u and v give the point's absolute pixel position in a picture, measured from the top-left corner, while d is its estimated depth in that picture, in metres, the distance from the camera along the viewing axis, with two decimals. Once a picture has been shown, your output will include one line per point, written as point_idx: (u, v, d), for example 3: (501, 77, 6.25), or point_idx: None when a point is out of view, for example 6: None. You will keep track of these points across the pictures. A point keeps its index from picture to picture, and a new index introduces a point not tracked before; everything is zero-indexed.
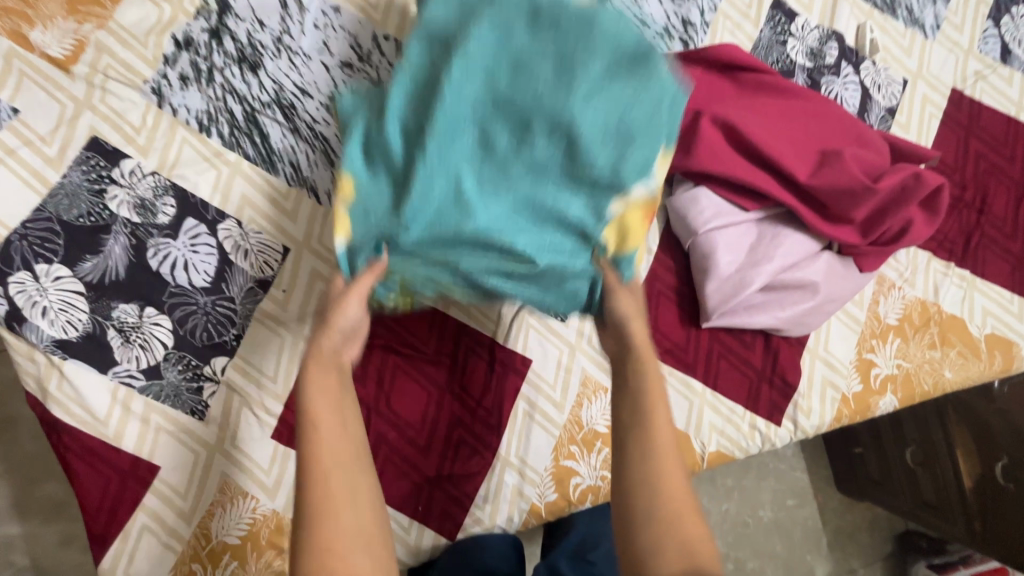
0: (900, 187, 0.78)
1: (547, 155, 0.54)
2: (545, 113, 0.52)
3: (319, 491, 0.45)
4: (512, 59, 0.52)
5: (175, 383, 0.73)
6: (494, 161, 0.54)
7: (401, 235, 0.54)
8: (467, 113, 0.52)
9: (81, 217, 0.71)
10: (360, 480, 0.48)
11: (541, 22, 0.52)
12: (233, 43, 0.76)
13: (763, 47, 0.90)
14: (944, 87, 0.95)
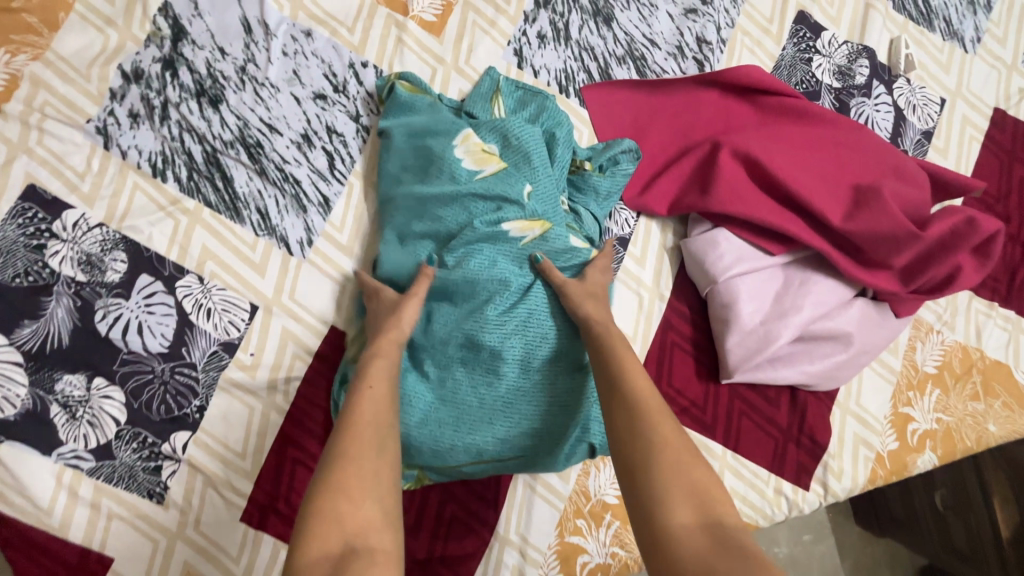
0: (948, 233, 0.70)
1: (522, 358, 0.62)
2: (510, 328, 0.61)
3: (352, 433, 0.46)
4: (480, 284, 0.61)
5: (130, 463, 0.64)
6: (479, 362, 0.61)
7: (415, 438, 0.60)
8: (450, 340, 0.61)
9: (16, 277, 0.62)
10: (390, 448, 0.47)
11: (494, 253, 0.63)
12: (190, 74, 0.67)
13: (786, 66, 0.81)
14: (984, 107, 0.87)
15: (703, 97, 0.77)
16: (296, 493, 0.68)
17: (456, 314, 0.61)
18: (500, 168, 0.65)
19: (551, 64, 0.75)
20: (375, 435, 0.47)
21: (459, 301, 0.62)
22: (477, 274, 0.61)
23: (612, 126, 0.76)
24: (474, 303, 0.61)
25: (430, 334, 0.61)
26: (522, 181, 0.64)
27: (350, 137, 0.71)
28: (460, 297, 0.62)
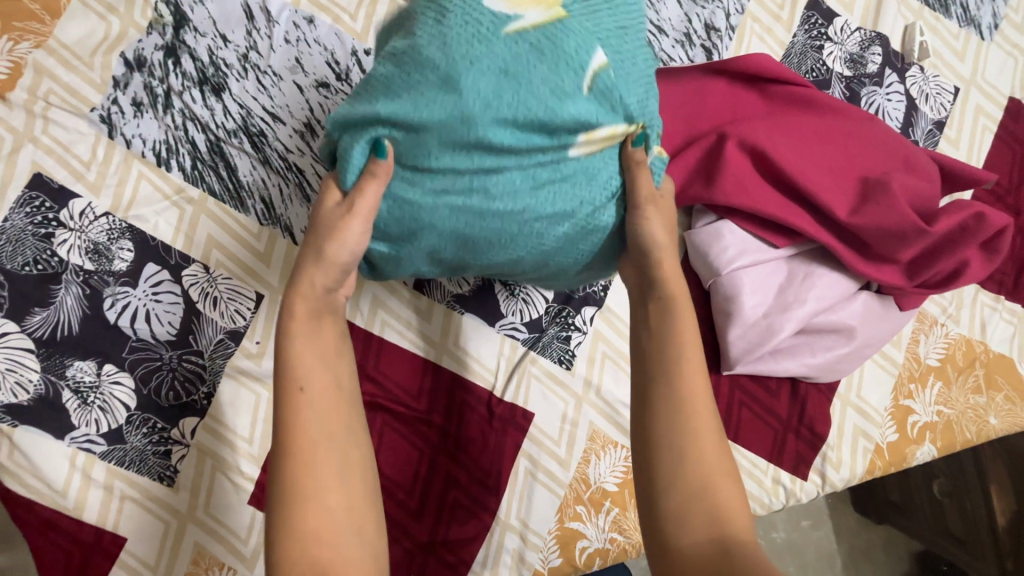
0: (957, 228, 0.69)
1: (525, 248, 0.50)
2: (511, 225, 0.48)
3: (304, 461, 0.42)
4: (479, 172, 0.47)
5: (140, 448, 0.66)
6: (469, 247, 0.50)
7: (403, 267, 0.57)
8: (433, 222, 0.48)
9: (26, 266, 0.63)
10: (347, 458, 0.44)
11: (508, 133, 0.45)
12: (192, 62, 0.67)
13: (797, 54, 0.79)
14: (999, 95, 0.85)
15: (711, 85, 0.75)
16: None
17: (444, 194, 0.47)
18: (550, 13, 0.46)
19: None
20: (326, 453, 0.43)
21: (447, 182, 0.47)
22: (475, 156, 0.46)
23: None
24: (470, 189, 0.47)
25: (411, 209, 0.49)
26: (581, 55, 0.46)
27: None
28: (449, 176, 0.47)
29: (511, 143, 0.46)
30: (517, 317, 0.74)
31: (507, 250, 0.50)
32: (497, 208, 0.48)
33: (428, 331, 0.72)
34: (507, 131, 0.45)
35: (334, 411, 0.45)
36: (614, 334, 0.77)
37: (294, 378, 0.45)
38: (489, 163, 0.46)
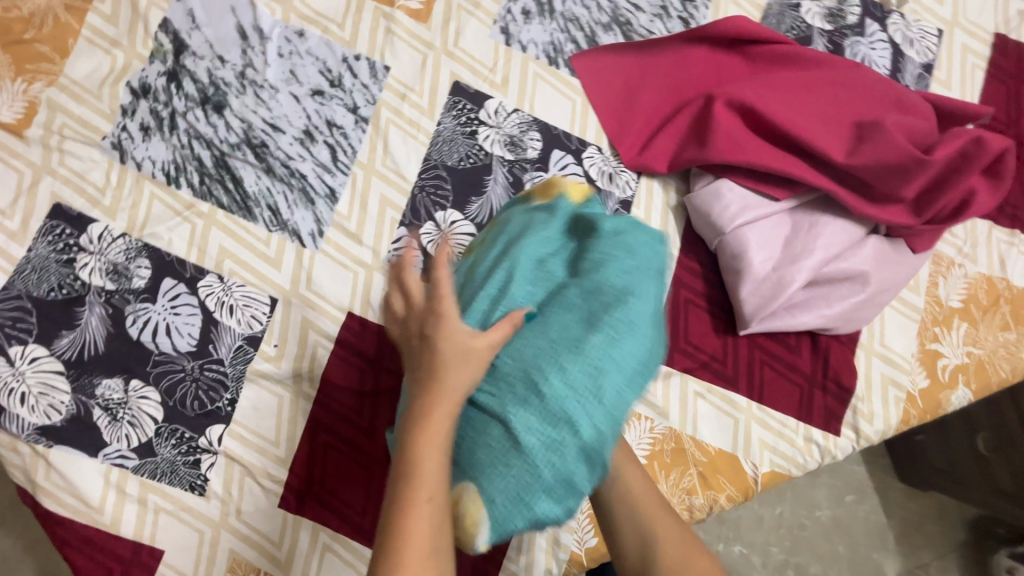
0: (957, 157, 0.68)
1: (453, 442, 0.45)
2: (498, 439, 0.43)
3: (409, 505, 0.36)
4: (574, 382, 0.43)
5: (171, 459, 0.67)
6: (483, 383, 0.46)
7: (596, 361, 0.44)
8: (547, 328, 0.46)
9: (51, 291, 0.65)
10: (445, 542, 0.37)
11: (597, 412, 0.43)
12: (193, 83, 0.70)
13: (774, 15, 0.80)
14: (984, 33, 0.85)
15: (692, 53, 0.77)
16: (329, 476, 0.69)
17: (552, 348, 0.44)
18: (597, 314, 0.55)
19: (538, 38, 0.76)
20: (432, 519, 0.37)
21: (562, 342, 0.44)
22: (587, 365, 0.44)
23: (605, 91, 0.77)
24: (561, 384, 0.43)
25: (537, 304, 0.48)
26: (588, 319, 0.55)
27: (350, 128, 0.72)
28: (577, 343, 0.44)
29: (547, 428, 0.42)
30: None
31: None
32: (498, 425, 0.43)
33: None
34: (587, 406, 0.43)
35: (447, 479, 0.38)
36: None
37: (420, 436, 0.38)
38: (595, 377, 0.44)
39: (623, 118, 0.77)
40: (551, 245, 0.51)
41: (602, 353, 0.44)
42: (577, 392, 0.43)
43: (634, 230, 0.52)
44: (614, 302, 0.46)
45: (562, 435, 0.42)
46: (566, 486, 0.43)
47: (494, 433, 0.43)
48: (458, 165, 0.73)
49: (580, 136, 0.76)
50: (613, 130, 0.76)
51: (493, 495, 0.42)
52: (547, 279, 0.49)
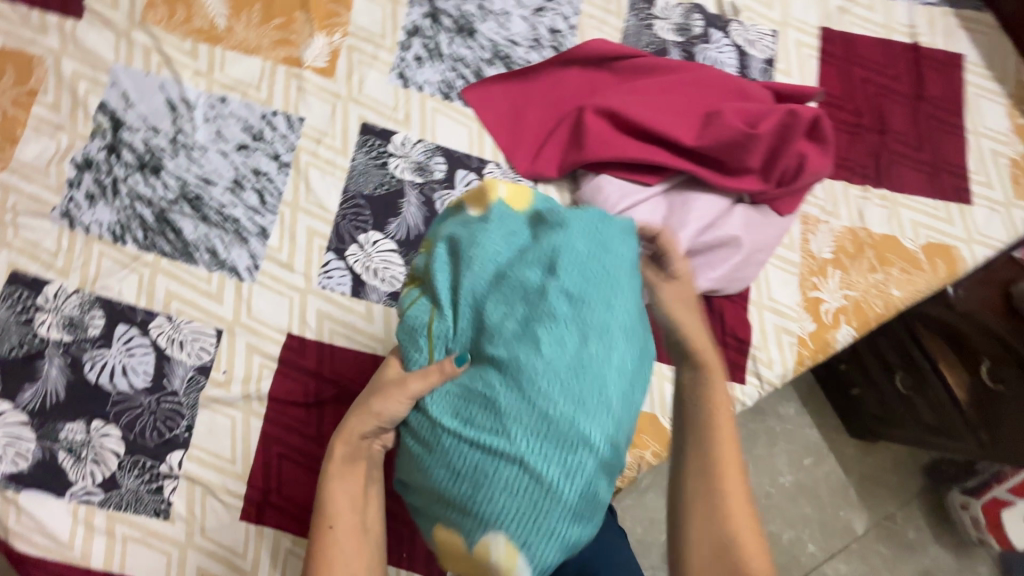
0: (785, 128, 0.81)
1: (481, 482, 0.49)
2: (525, 472, 0.48)
3: (329, 516, 0.57)
4: (585, 402, 0.49)
5: (135, 489, 0.72)
6: (495, 420, 0.50)
7: (579, 368, 0.49)
8: (547, 353, 0.49)
9: (12, 349, 0.73)
10: (366, 535, 0.59)
11: (608, 423, 0.50)
12: (131, 153, 0.80)
13: (632, 35, 0.95)
14: (813, 28, 0.99)
15: (564, 74, 0.90)
16: (286, 485, 0.75)
17: (557, 378, 0.49)
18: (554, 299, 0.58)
19: (431, 78, 0.88)
20: (349, 523, 0.58)
21: (558, 368, 0.49)
22: (590, 385, 0.49)
23: (494, 114, 0.88)
24: (572, 409, 0.49)
25: (530, 334, 0.50)
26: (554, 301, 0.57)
27: (275, 174, 0.83)
28: (577, 364, 0.49)
29: (569, 452, 0.49)
30: None
31: (458, 456, 0.50)
32: (518, 460, 0.48)
33: (370, 330, 0.80)
34: (602, 420, 0.49)
35: (357, 491, 0.59)
36: None
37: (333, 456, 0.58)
38: (602, 395, 0.50)
39: (513, 135, 0.88)
40: (527, 265, 0.53)
41: (605, 369, 0.50)
42: (564, 401, 0.49)
43: (598, 218, 0.57)
44: (601, 306, 0.51)
45: (587, 453, 0.49)
46: (596, 490, 0.50)
47: (515, 467, 0.48)
48: (374, 192, 0.84)
49: (479, 155, 0.87)
50: (506, 146, 0.88)
51: (536, 524, 0.49)
52: (534, 299, 0.52)
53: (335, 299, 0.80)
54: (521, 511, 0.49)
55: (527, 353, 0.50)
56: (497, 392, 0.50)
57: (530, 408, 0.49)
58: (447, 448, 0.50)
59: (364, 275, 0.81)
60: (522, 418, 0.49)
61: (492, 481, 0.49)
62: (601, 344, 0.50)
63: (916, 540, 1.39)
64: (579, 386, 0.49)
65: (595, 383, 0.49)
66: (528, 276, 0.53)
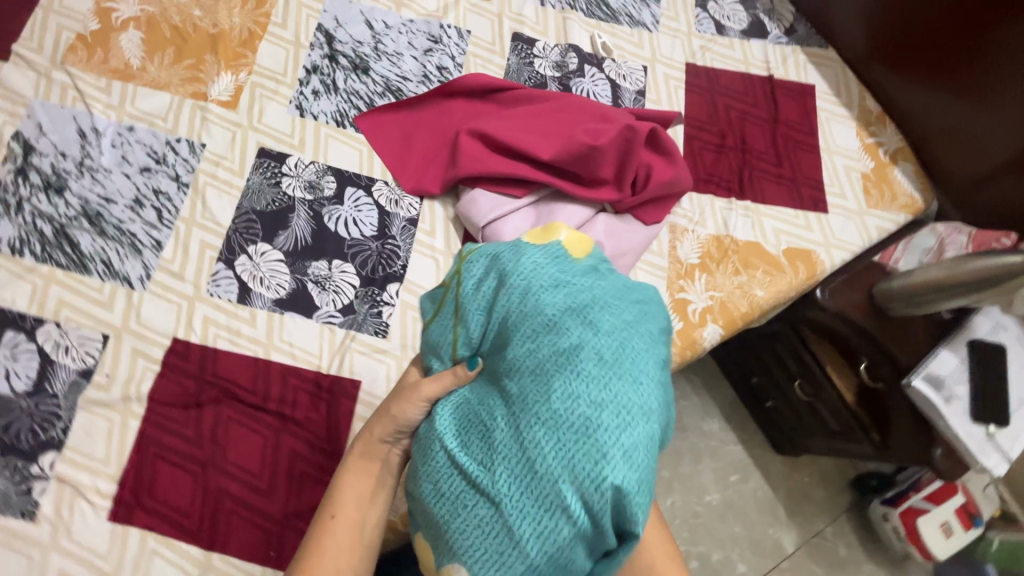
0: (627, 142, 0.90)
1: (459, 512, 0.53)
2: (498, 515, 0.52)
3: (333, 509, 0.65)
4: (574, 466, 0.50)
5: (3, 490, 0.74)
6: (488, 455, 0.53)
7: (577, 434, 0.51)
8: (555, 404, 0.51)
9: None
10: (365, 538, 0.66)
11: (596, 489, 0.50)
12: (38, 175, 0.87)
13: (514, 71, 1.06)
14: (679, 63, 1.11)
15: (447, 104, 1.00)
16: (157, 485, 0.77)
17: (555, 431, 0.51)
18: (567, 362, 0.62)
19: (326, 109, 0.98)
20: (351, 521, 0.65)
21: (563, 422, 0.51)
22: (585, 452, 0.50)
23: (382, 138, 0.97)
24: (561, 472, 0.50)
25: (545, 381, 0.52)
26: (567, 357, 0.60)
27: (174, 193, 0.90)
28: (583, 430, 0.51)
29: (545, 514, 0.51)
30: (331, 306, 0.87)
31: (445, 478, 0.54)
32: (495, 502, 0.52)
33: (254, 333, 0.84)
34: (591, 496, 0.50)
35: (365, 492, 0.67)
36: None
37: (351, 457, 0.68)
38: (596, 464, 0.50)
39: (399, 156, 0.97)
40: (566, 322, 0.54)
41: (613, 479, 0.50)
42: (556, 457, 0.51)
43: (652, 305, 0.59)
44: (623, 383, 0.52)
45: (563, 520, 0.50)
46: (567, 558, 0.52)
47: (489, 508, 0.52)
48: (266, 208, 0.91)
49: (368, 174, 0.95)
50: (392, 166, 0.96)
51: (495, 565, 0.52)
52: (561, 354, 0.53)
53: (221, 306, 0.85)
54: (483, 543, 0.52)
55: (538, 394, 0.52)
56: (496, 423, 0.54)
57: (522, 451, 0.51)
58: (439, 469, 0.55)
59: (251, 283, 0.87)
60: (515, 461, 0.51)
61: (474, 500, 0.53)
62: (610, 419, 0.51)
63: (848, 558, 1.37)
64: (579, 450, 0.50)
65: (597, 454, 0.50)
66: (567, 317, 0.55)
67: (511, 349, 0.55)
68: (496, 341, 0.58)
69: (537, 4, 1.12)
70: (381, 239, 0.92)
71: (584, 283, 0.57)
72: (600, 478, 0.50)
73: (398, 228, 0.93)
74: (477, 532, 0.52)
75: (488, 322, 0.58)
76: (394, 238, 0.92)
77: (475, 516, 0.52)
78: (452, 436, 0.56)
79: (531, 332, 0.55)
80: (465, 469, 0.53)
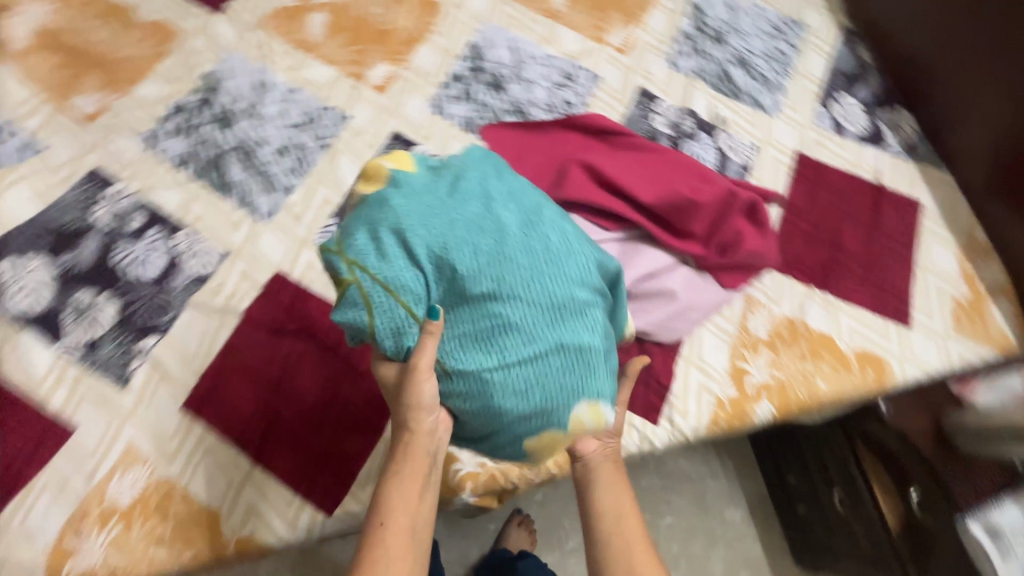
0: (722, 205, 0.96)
1: (545, 382, 0.66)
2: (560, 353, 0.66)
3: (386, 514, 0.63)
4: (573, 285, 0.68)
5: (108, 356, 0.85)
6: (520, 331, 0.65)
7: (559, 261, 0.68)
8: (535, 267, 0.66)
9: (68, 224, 0.91)
10: (415, 544, 0.63)
11: (586, 280, 0.69)
12: (215, 109, 1.03)
13: (632, 120, 1.14)
14: (789, 149, 1.15)
15: (561, 133, 1.09)
16: (227, 392, 0.85)
17: (543, 280, 0.66)
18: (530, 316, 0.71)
19: (458, 113, 1.09)
20: (402, 526, 0.63)
21: (546, 272, 0.66)
22: (569, 276, 0.68)
23: (497, 149, 1.06)
24: (567, 294, 0.67)
25: (507, 258, 0.65)
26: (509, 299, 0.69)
27: (314, 150, 1.02)
28: (555, 265, 0.67)
29: (586, 326, 0.68)
30: None
31: (510, 376, 0.65)
32: (556, 345, 0.66)
33: None
34: (590, 285, 0.70)
35: (415, 497, 0.65)
36: None
37: (398, 461, 0.66)
38: (575, 262, 0.69)
39: None
40: (427, 218, 0.65)
41: (583, 261, 0.70)
42: (558, 287, 0.67)
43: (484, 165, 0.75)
44: (540, 228, 0.69)
45: (592, 308, 0.69)
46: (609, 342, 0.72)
47: (557, 353, 0.66)
48: None
49: None
50: None
51: (594, 380, 0.68)
52: (470, 238, 0.65)
53: None
54: (577, 373, 0.67)
55: (507, 269, 0.65)
56: (505, 315, 0.65)
57: (535, 301, 0.66)
58: (502, 377, 0.65)
59: None
60: (534, 309, 0.66)
61: (542, 358, 0.66)
62: (559, 238, 0.69)
63: None
64: (566, 272, 0.68)
65: (570, 255, 0.69)
66: (463, 211, 0.67)
67: (466, 260, 0.64)
68: (452, 266, 0.65)
69: (667, 67, 1.20)
70: None
71: (439, 185, 0.69)
72: (579, 260, 0.70)
73: None
74: (564, 374, 0.67)
75: (430, 264, 0.64)
76: None
77: (557, 363, 0.66)
78: (486, 353, 0.65)
79: (449, 243, 0.65)
80: (516, 352, 0.65)
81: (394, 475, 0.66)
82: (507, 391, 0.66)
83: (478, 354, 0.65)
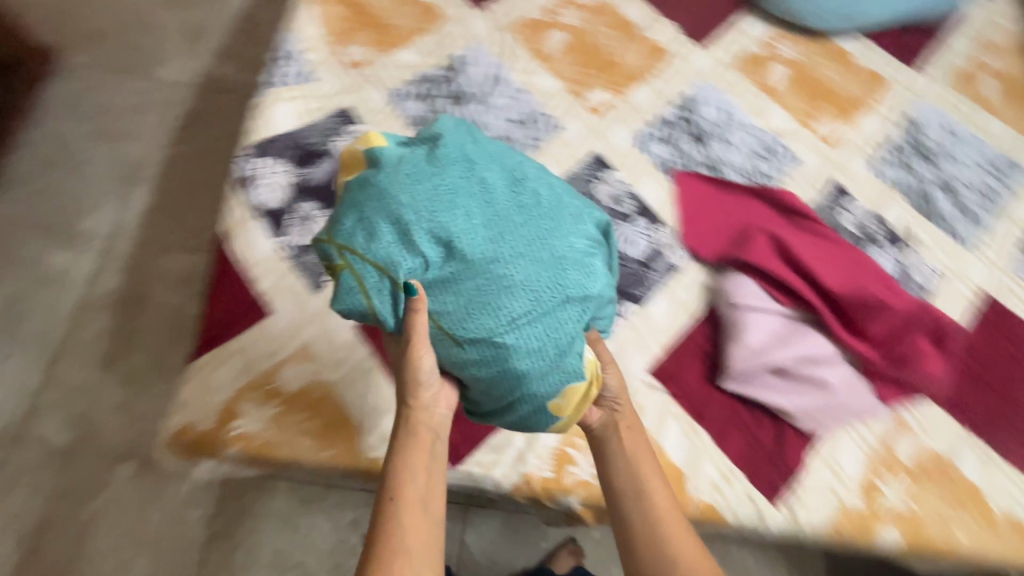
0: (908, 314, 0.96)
1: (550, 334, 0.70)
2: (569, 305, 0.71)
3: (396, 491, 0.68)
4: (555, 236, 0.72)
5: (312, 263, 0.96)
6: (524, 289, 0.69)
7: (525, 211, 0.72)
8: (507, 225, 0.70)
9: (313, 144, 1.06)
10: (426, 515, 0.68)
11: (566, 235, 0.73)
12: (453, 87, 1.16)
13: (819, 209, 1.15)
14: (976, 287, 1.11)
15: (749, 199, 1.11)
16: None
17: (525, 236, 0.70)
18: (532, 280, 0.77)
19: (657, 153, 1.15)
20: (413, 500, 0.68)
21: (504, 223, 0.70)
22: (549, 230, 0.72)
23: (685, 196, 1.10)
24: (559, 248, 0.72)
25: (483, 218, 0.70)
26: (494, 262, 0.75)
27: (524, 146, 1.12)
28: (530, 218, 0.72)
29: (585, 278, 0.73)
30: None
31: (517, 339, 0.69)
32: (562, 300, 0.70)
33: None
34: (578, 238, 0.74)
35: (425, 478, 0.71)
36: (648, 330, 0.98)
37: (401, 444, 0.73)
38: (566, 216, 0.74)
39: (692, 215, 1.08)
40: (403, 183, 0.70)
41: (573, 212, 0.76)
42: (556, 245, 0.71)
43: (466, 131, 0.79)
44: (524, 188, 0.74)
45: (592, 257, 0.74)
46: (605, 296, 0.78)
47: (563, 305, 0.71)
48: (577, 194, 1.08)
49: (660, 215, 1.08)
50: (683, 220, 1.08)
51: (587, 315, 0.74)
52: (442, 202, 0.69)
53: None
54: (573, 322, 0.72)
55: (508, 229, 0.70)
56: (511, 276, 0.68)
57: (531, 257, 0.70)
58: (514, 339, 0.68)
59: None
60: (535, 266, 0.70)
61: (551, 315, 0.70)
62: (516, 188, 0.74)
63: None
64: (525, 220, 0.72)
65: (530, 204, 0.73)
66: (448, 175, 0.71)
67: (458, 226, 0.68)
68: (454, 237, 0.68)
69: (868, 170, 1.20)
70: (644, 264, 1.03)
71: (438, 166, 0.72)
72: (563, 222, 0.74)
73: (662, 266, 1.03)
74: (564, 326, 0.71)
75: (408, 238, 0.68)
76: (653, 270, 1.03)
77: (563, 312, 0.71)
78: (495, 319, 0.68)
79: (435, 211, 0.69)
80: (527, 313, 0.69)
81: (399, 454, 0.72)
82: (517, 349, 0.69)
83: (485, 320, 0.68)
